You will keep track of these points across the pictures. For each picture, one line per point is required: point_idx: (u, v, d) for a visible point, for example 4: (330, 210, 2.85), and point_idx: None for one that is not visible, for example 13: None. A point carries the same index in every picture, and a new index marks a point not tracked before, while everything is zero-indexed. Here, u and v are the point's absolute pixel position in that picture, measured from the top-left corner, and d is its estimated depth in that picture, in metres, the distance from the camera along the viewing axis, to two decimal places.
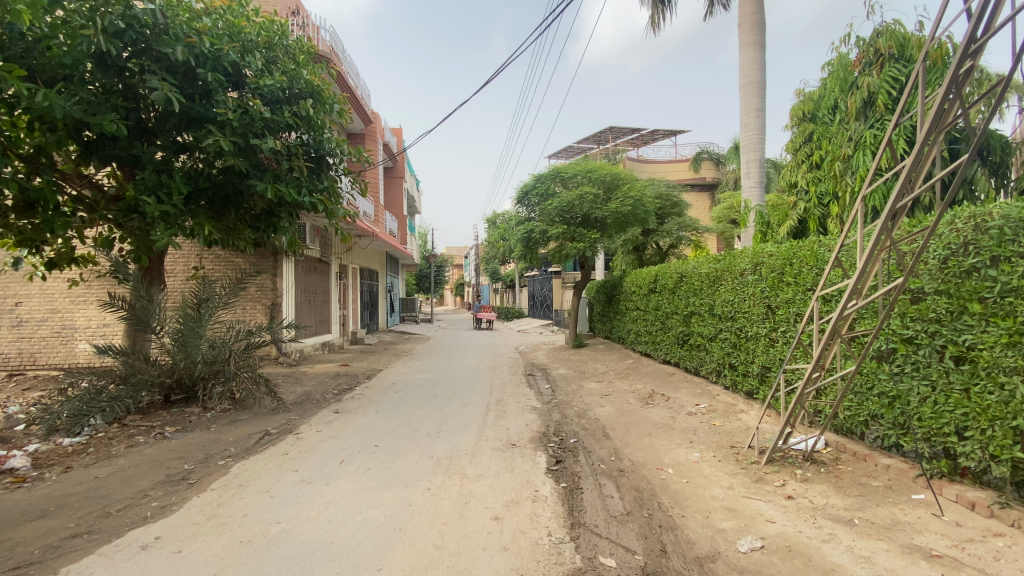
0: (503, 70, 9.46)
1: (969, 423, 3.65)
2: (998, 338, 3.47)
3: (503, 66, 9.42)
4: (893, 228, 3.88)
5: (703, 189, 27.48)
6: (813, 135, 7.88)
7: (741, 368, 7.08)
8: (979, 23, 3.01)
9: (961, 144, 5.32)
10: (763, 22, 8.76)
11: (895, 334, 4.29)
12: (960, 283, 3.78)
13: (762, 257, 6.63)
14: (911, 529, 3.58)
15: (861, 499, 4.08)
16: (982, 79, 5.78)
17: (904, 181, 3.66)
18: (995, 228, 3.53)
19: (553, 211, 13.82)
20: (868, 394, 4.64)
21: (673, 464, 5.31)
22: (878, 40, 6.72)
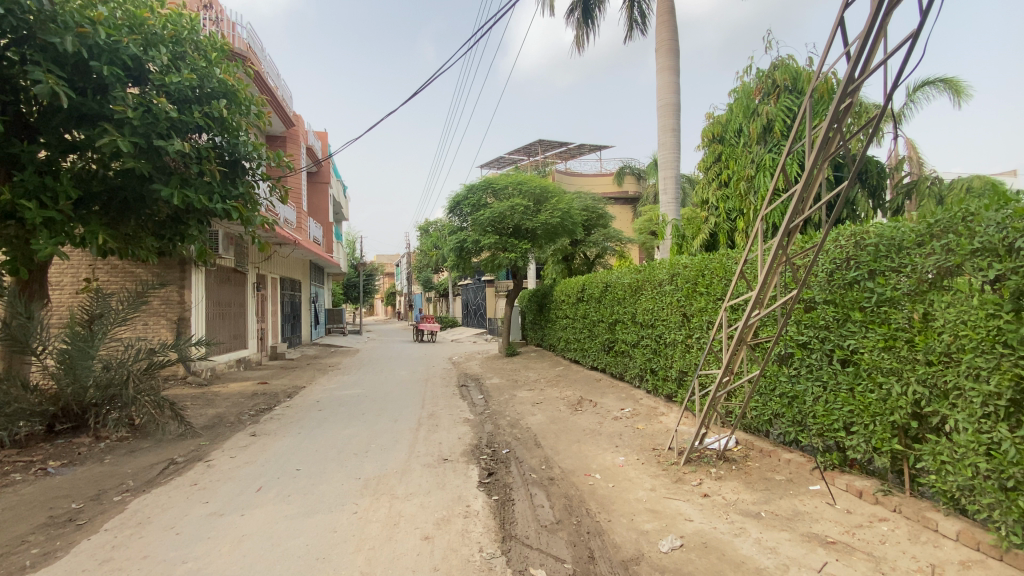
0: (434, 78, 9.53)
1: (855, 419, 4.09)
2: (875, 342, 3.91)
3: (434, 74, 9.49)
4: (788, 244, 4.28)
5: (626, 203, 28.82)
6: (721, 156, 8.49)
7: (661, 372, 7.47)
8: (857, 64, 3.41)
9: (844, 171, 5.96)
10: (677, 48, 9.41)
11: (792, 340, 4.75)
12: (844, 293, 4.25)
13: (677, 267, 7.04)
14: (809, 518, 3.94)
15: (767, 492, 4.43)
16: (863, 112, 6.53)
17: (797, 202, 4.07)
18: (871, 246, 4.00)
19: (485, 221, 13.88)
20: (771, 394, 5.08)
21: (600, 470, 5.47)
22: (775, 72, 7.48)
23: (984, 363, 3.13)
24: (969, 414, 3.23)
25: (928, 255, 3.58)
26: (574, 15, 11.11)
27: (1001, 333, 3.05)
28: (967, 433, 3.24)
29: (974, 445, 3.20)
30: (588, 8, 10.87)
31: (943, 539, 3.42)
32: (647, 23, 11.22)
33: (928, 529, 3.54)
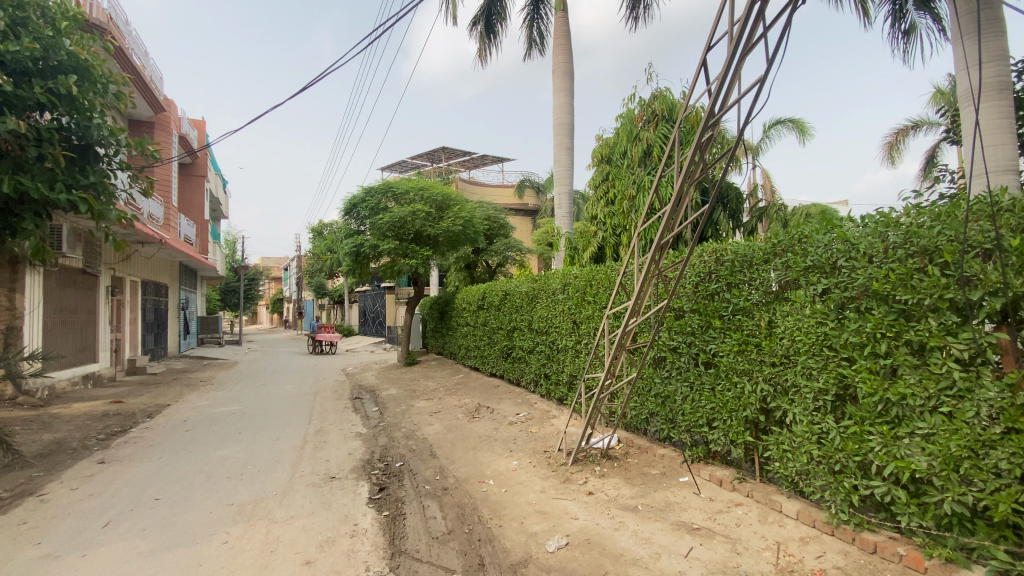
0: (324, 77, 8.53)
1: (716, 415, 4.59)
2: (731, 346, 4.43)
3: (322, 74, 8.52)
4: (661, 258, 4.73)
5: (527, 214, 29.76)
6: (609, 175, 9.12)
7: (554, 377, 7.78)
8: (717, 101, 3.86)
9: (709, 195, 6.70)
10: (572, 71, 10.00)
11: (665, 345, 5.23)
12: (706, 303, 4.78)
13: (569, 277, 7.40)
14: (679, 508, 4.33)
15: (644, 487, 4.80)
16: (726, 143, 7.45)
17: (667, 221, 4.52)
18: (728, 261, 4.55)
19: (384, 225, 13.44)
20: (647, 395, 5.53)
21: (494, 475, 5.53)
22: (654, 102, 8.25)
23: (814, 364, 3.68)
24: (805, 408, 3.77)
25: (772, 271, 4.15)
26: (476, 28, 11.30)
27: (827, 338, 3.62)
28: (802, 424, 3.77)
29: (808, 435, 3.73)
30: (490, 23, 11.12)
31: (785, 518, 3.92)
32: (546, 44, 11.73)
33: (774, 510, 4.05)
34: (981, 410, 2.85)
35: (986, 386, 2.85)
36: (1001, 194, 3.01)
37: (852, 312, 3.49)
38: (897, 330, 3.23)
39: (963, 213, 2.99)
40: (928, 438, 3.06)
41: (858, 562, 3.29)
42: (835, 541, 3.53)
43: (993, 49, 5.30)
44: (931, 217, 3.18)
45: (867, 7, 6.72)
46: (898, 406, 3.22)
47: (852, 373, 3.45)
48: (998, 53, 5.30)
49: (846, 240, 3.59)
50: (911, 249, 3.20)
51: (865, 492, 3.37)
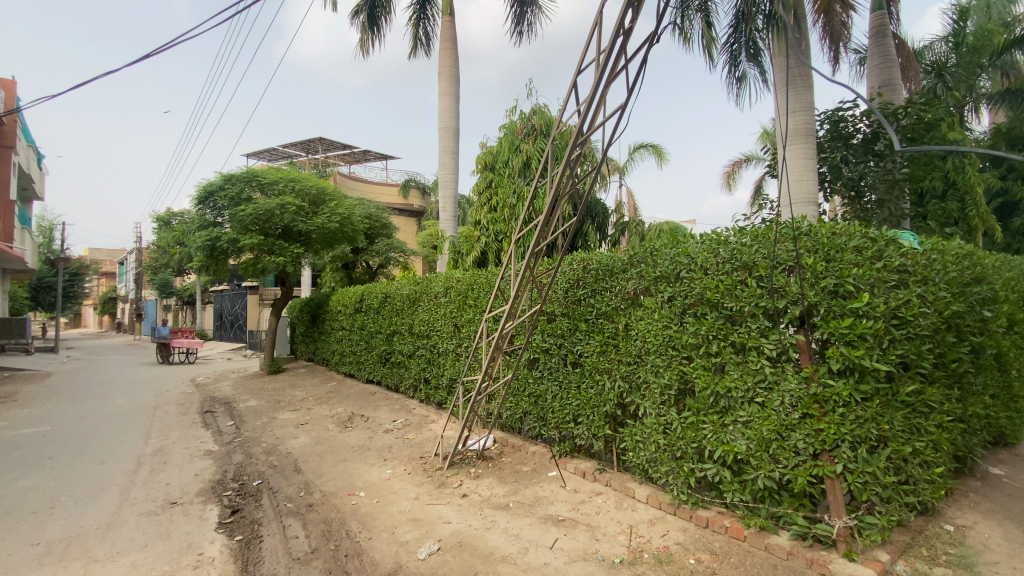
0: (151, 58, 6.87)
1: (580, 411, 4.94)
2: (595, 347, 4.80)
3: (151, 53, 6.85)
4: (534, 264, 4.98)
5: (411, 215, 29.22)
6: (492, 183, 9.33)
7: (433, 382, 7.73)
8: (585, 121, 4.18)
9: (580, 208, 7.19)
10: (457, 76, 10.15)
11: (537, 347, 5.49)
12: (574, 308, 5.13)
13: (451, 280, 7.41)
14: (547, 502, 4.56)
15: (516, 484, 4.99)
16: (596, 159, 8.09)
17: (541, 230, 4.78)
18: (594, 269, 4.92)
19: (246, 218, 12.19)
20: (522, 395, 5.76)
21: (365, 487, 5.31)
22: (534, 117, 8.68)
23: (661, 362, 4.15)
24: (653, 402, 4.23)
25: (629, 279, 4.59)
26: (358, 18, 10.87)
27: (671, 339, 4.10)
28: (652, 417, 4.22)
29: (656, 426, 4.18)
30: (374, 15, 10.75)
31: (637, 503, 4.34)
32: (432, 46, 11.65)
33: (629, 497, 4.46)
34: (785, 399, 3.43)
35: (789, 379, 3.44)
36: (800, 221, 3.68)
37: (690, 317, 4.00)
38: (725, 333, 3.78)
39: (773, 235, 3.60)
40: (747, 424, 3.61)
41: (696, 537, 3.75)
42: (677, 520, 3.99)
43: (801, 101, 6.46)
44: (751, 237, 3.78)
45: (712, 52, 7.74)
46: (725, 398, 3.75)
47: (691, 370, 3.95)
48: (805, 105, 6.47)
49: (688, 254, 4.12)
50: (736, 263, 3.77)
51: (700, 473, 3.86)
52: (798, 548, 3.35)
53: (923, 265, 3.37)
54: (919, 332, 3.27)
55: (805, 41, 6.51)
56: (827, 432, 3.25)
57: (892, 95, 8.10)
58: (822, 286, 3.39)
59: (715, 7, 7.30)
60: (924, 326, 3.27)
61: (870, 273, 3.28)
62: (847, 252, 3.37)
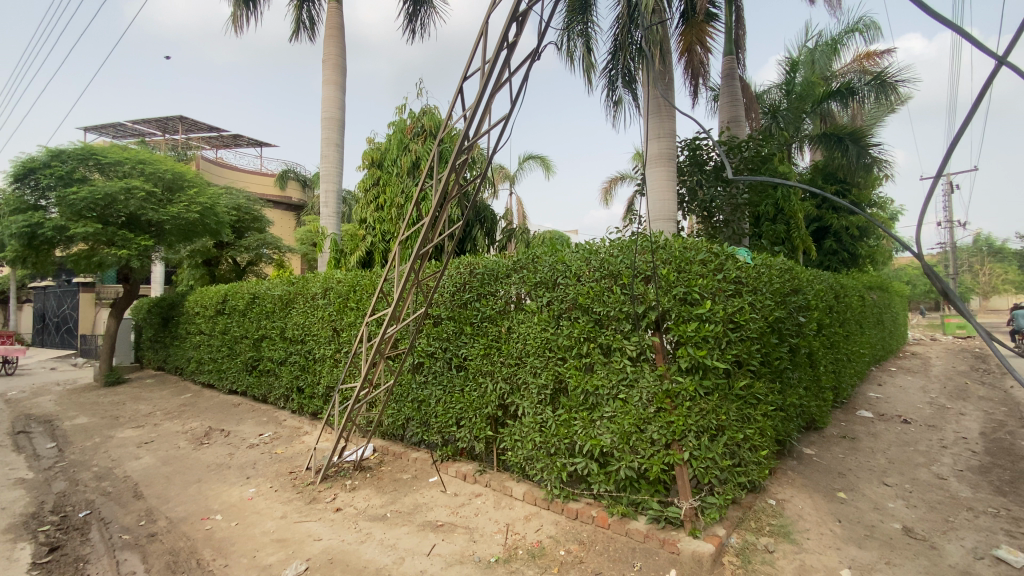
0: None
1: (463, 414, 4.96)
2: (478, 350, 4.85)
3: None
4: (419, 268, 4.91)
5: (289, 209, 27.10)
6: (379, 180, 9.03)
7: (307, 390, 7.23)
8: (470, 128, 4.21)
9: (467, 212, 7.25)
10: (344, 66, 9.69)
11: (422, 351, 5.41)
12: (459, 311, 5.14)
13: (330, 281, 6.98)
14: (426, 508, 4.50)
15: (394, 493, 4.85)
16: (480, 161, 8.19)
17: (426, 232, 4.70)
18: (479, 274, 4.98)
19: (78, 201, 10.30)
20: (404, 401, 5.62)
21: (223, 509, 4.78)
22: (424, 117, 8.57)
23: (539, 363, 4.33)
24: (531, 402, 4.40)
25: (512, 283, 4.72)
26: None
27: (548, 342, 4.31)
28: (530, 416, 4.39)
29: (533, 425, 4.36)
30: None
31: (514, 501, 4.46)
32: (316, 31, 10.94)
33: (506, 496, 4.56)
34: (643, 395, 3.78)
35: (646, 377, 3.80)
36: (659, 235, 4.10)
37: (566, 320, 4.24)
38: (594, 335, 4.07)
39: (636, 247, 3.96)
40: (611, 419, 3.92)
41: (566, 529, 3.96)
42: (550, 514, 4.18)
43: (665, 129, 7.20)
44: (618, 247, 4.11)
45: (592, 76, 8.32)
46: (594, 396, 4.03)
47: (565, 370, 4.18)
48: (667, 132, 7.23)
49: (564, 262, 4.36)
50: (605, 272, 4.08)
51: (571, 467, 4.10)
52: (652, 530, 3.68)
53: (753, 277, 3.94)
54: (749, 334, 3.82)
55: (669, 76, 7.29)
56: (676, 423, 3.64)
57: (737, 130, 9.38)
58: (673, 294, 3.81)
59: (595, 34, 7.86)
60: (752, 329, 3.82)
61: (712, 283, 3.76)
62: (694, 264, 3.84)
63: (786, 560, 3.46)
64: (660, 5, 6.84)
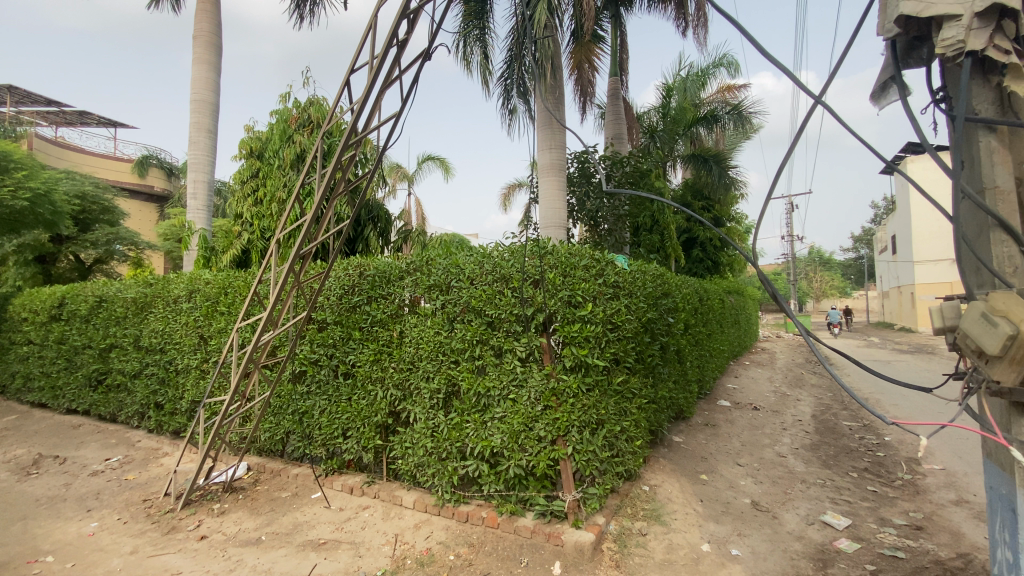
0: None
1: (350, 424, 4.72)
2: (367, 356, 4.66)
3: None
4: (301, 269, 4.58)
5: (150, 200, 23.88)
6: (259, 173, 8.33)
7: (167, 406, 6.40)
8: (358, 122, 4.01)
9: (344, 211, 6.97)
10: (219, 45, 8.78)
11: (304, 359, 5.04)
12: (346, 315, 4.88)
13: (197, 283, 6.24)
14: (306, 527, 4.21)
15: (271, 514, 4.46)
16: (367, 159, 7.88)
17: (308, 230, 4.37)
18: (369, 276, 4.77)
19: None
20: (283, 413, 5.21)
21: (54, 549, 4.03)
22: (310, 108, 8.05)
23: (432, 368, 4.28)
24: (423, 407, 4.32)
25: (404, 286, 4.59)
26: None
27: (442, 345, 4.27)
28: (421, 421, 4.31)
29: (425, 430, 4.28)
30: None
31: (404, 510, 4.32)
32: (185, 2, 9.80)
33: (395, 505, 4.41)
34: (531, 394, 3.91)
35: (535, 376, 3.93)
36: (547, 241, 4.27)
37: (459, 324, 4.24)
38: (486, 337, 4.11)
39: (525, 252, 4.08)
40: (502, 419, 3.99)
41: (456, 533, 3.93)
42: (440, 520, 4.12)
43: (556, 140, 7.53)
44: (509, 252, 4.21)
45: (488, 82, 8.44)
46: (485, 397, 4.07)
47: (457, 373, 4.17)
48: (557, 144, 7.57)
49: (458, 265, 4.34)
50: (497, 275, 4.15)
51: (462, 471, 4.10)
52: (539, 525, 3.81)
53: (630, 282, 4.27)
54: (625, 334, 4.13)
55: (559, 90, 7.64)
56: (561, 420, 3.82)
57: (620, 147, 10.12)
58: (559, 297, 3.99)
59: (491, 41, 7.96)
60: (628, 329, 4.14)
61: (593, 287, 4.01)
62: (578, 269, 4.06)
63: (656, 541, 3.78)
64: (552, 20, 7.12)
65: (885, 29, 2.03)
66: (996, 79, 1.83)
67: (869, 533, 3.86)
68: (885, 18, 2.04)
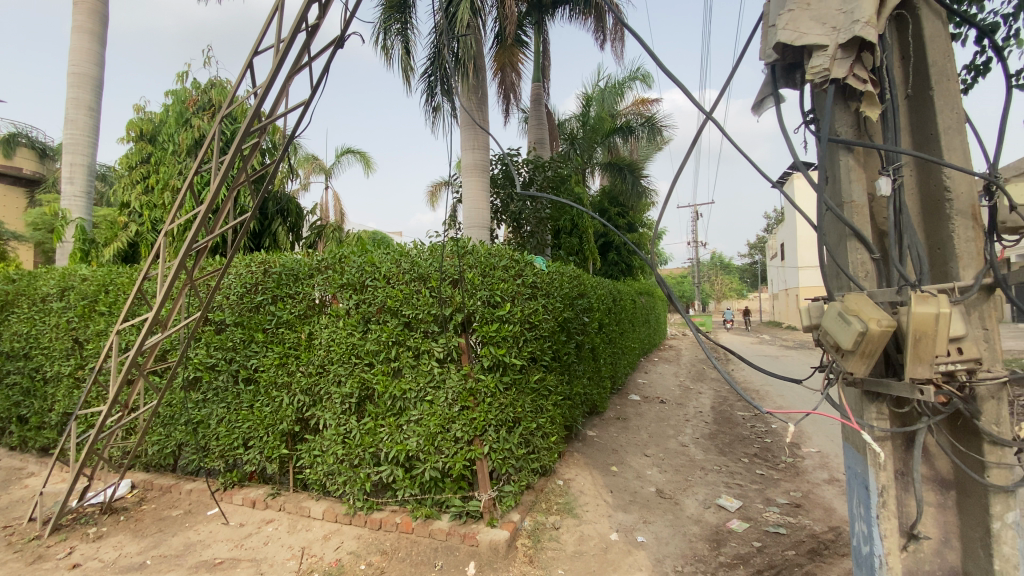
0: None
1: (251, 434, 4.39)
2: (272, 360, 4.36)
3: None
4: (194, 265, 4.16)
5: (15, 182, 20.76)
6: (151, 159, 7.54)
7: (32, 420, 5.59)
8: (262, 107, 3.70)
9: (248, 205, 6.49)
10: (105, 14, 7.80)
11: (199, 364, 4.61)
12: (249, 316, 4.54)
13: (71, 279, 5.50)
14: (200, 546, 3.85)
15: (157, 535, 4.03)
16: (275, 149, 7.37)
17: (203, 223, 3.96)
18: (274, 274, 4.46)
19: None
20: (175, 424, 4.75)
21: None
22: (212, 91, 7.40)
23: (343, 371, 4.09)
24: (334, 412, 4.12)
25: (314, 284, 4.36)
26: None
27: (354, 347, 4.10)
28: (332, 428, 4.11)
29: (336, 437, 4.09)
30: None
31: (312, 521, 4.09)
32: None
33: (302, 517, 4.16)
34: (448, 395, 3.86)
35: (452, 377, 3.89)
36: (467, 240, 4.23)
37: (373, 325, 4.08)
38: (402, 338, 4.00)
39: (443, 252, 4.02)
40: (417, 422, 3.90)
41: (368, 541, 3.79)
42: (352, 529, 3.95)
43: (478, 140, 7.52)
44: (428, 251, 4.12)
45: (410, 77, 8.24)
46: (401, 400, 3.95)
47: (371, 376, 4.02)
48: (479, 144, 7.57)
49: (373, 263, 4.18)
50: (414, 274, 4.05)
51: (375, 477, 3.96)
52: (455, 527, 3.77)
53: (546, 282, 4.40)
54: (542, 333, 4.24)
55: (482, 90, 7.64)
56: (478, 420, 3.82)
57: (542, 151, 10.32)
58: (477, 297, 3.98)
59: (413, 36, 7.79)
60: (545, 328, 4.26)
61: (511, 287, 4.06)
62: (497, 269, 4.08)
63: (568, 533, 3.89)
64: (475, 20, 7.09)
65: (766, 55, 2.23)
66: (854, 105, 2.07)
67: (757, 513, 4.24)
68: (765, 44, 2.24)
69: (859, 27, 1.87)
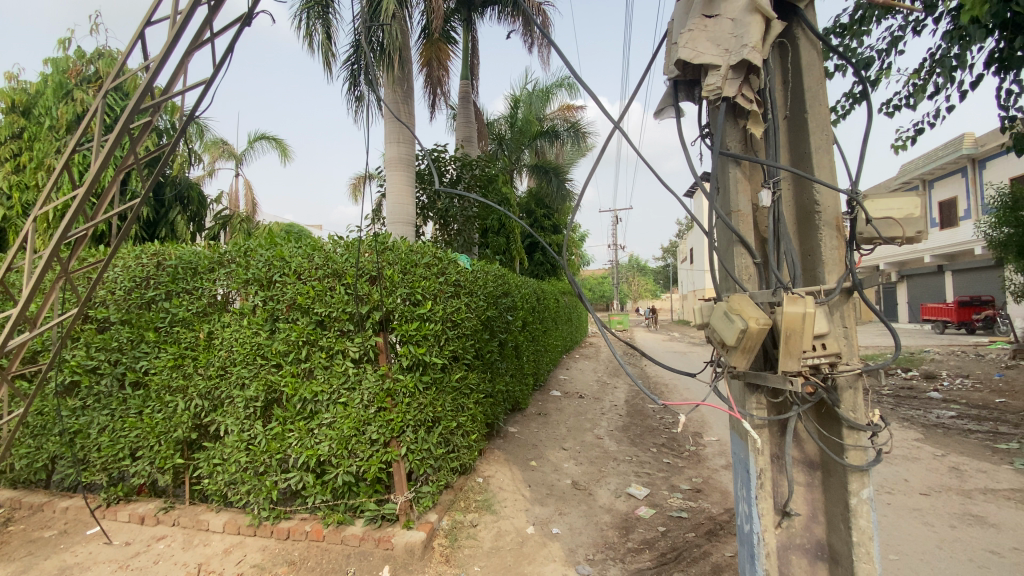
0: None
1: (140, 443, 4.00)
2: (165, 361, 3.99)
3: None
4: (70, 255, 3.68)
5: None
6: (24, 133, 6.62)
7: None
8: (156, 83, 3.33)
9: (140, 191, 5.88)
10: None
11: (77, 367, 4.12)
12: (139, 314, 4.12)
13: None
14: (78, 569, 3.44)
15: (25, 559, 3.55)
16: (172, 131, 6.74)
17: (83, 206, 3.45)
18: (170, 267, 4.10)
19: None
20: (48, 434, 4.21)
21: None
22: (99, 62, 6.63)
23: (247, 374, 3.82)
24: (236, 418, 3.84)
25: (215, 280, 4.04)
26: None
27: (260, 347, 3.85)
28: (234, 434, 3.83)
29: (238, 443, 3.82)
30: None
31: (211, 535, 3.80)
32: None
33: (200, 531, 3.85)
34: (364, 396, 3.73)
35: (368, 377, 3.77)
36: (387, 237, 4.11)
37: (282, 324, 3.86)
38: (314, 338, 3.81)
39: (361, 248, 3.88)
40: (330, 425, 3.73)
41: (274, 552, 3.58)
42: (256, 540, 3.71)
43: (403, 135, 7.35)
44: (344, 246, 3.95)
45: (331, 64, 7.88)
46: (312, 403, 3.77)
47: (279, 378, 3.79)
48: (404, 138, 7.41)
49: (282, 257, 3.94)
50: (328, 271, 3.88)
51: (282, 484, 3.75)
52: (369, 532, 3.66)
53: (468, 281, 4.42)
54: (463, 331, 4.24)
55: (407, 83, 7.47)
56: (396, 421, 3.73)
57: (470, 149, 10.30)
58: (396, 295, 3.89)
59: (334, 21, 7.45)
60: (466, 327, 4.27)
61: (432, 285, 4.02)
62: (418, 267, 4.01)
63: (486, 530, 3.92)
64: (400, 11, 6.92)
65: (668, 70, 2.38)
66: (742, 122, 2.27)
67: (663, 499, 4.52)
68: (668, 60, 2.39)
69: (748, 51, 2.05)
